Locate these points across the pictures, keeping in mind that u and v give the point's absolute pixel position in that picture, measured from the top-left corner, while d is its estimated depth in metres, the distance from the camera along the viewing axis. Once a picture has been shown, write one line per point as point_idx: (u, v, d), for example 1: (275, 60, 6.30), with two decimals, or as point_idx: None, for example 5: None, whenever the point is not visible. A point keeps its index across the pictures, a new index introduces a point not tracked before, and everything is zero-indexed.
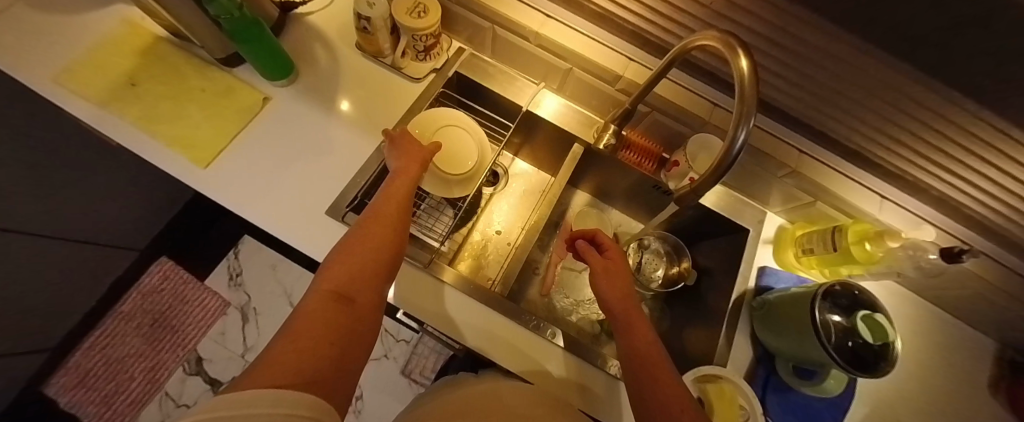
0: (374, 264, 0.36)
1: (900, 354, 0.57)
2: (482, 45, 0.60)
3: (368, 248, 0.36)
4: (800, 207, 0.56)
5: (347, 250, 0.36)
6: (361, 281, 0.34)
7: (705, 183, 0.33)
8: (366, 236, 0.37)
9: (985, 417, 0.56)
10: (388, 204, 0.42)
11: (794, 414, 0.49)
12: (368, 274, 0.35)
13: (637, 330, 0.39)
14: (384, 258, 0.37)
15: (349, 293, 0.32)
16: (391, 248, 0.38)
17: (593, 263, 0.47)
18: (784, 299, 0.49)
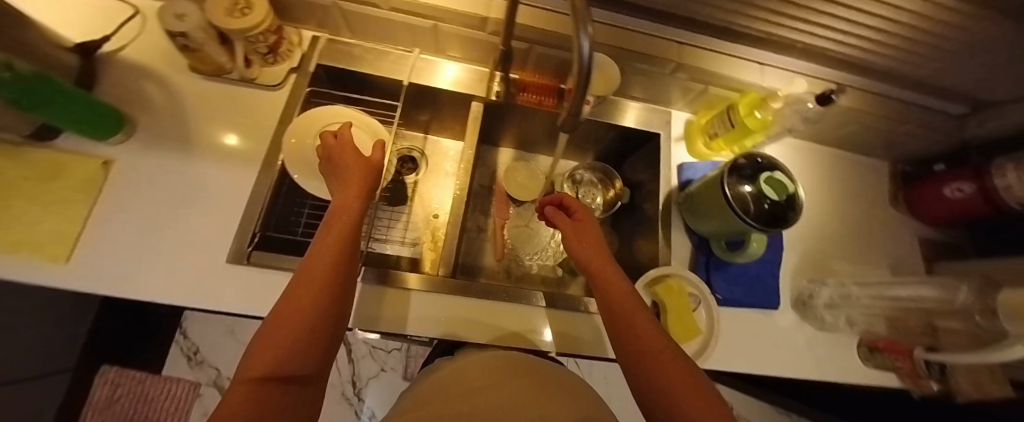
0: (324, 319, 0.26)
1: (821, 199, 0.62)
2: (336, 27, 0.54)
3: (317, 296, 0.26)
4: (697, 97, 0.57)
5: (289, 302, 0.26)
6: (308, 347, 0.24)
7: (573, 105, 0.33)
8: (311, 279, 0.27)
9: (894, 225, 0.63)
10: (332, 234, 0.31)
11: (738, 284, 0.53)
12: (316, 336, 0.25)
13: (613, 277, 0.36)
14: (334, 310, 0.27)
15: (285, 372, 0.22)
16: (343, 291, 0.28)
17: (563, 228, 0.43)
18: (702, 186, 0.51)
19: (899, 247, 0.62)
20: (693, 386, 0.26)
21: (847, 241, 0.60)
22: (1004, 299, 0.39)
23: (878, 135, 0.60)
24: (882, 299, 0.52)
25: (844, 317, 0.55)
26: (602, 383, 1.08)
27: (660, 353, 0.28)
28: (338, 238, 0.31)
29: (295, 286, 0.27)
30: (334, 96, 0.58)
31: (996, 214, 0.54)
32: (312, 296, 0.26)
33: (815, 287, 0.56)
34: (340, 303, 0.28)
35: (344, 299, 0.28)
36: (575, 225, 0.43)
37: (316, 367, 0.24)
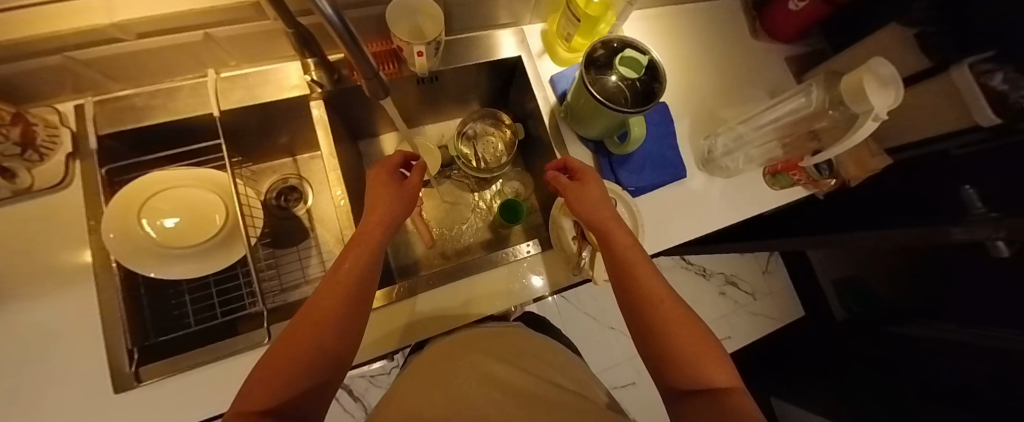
0: (317, 363, 0.31)
1: (691, 58, 0.63)
2: (94, 85, 0.43)
3: (317, 344, 0.31)
4: (539, 3, 0.53)
5: (290, 344, 0.30)
6: (295, 386, 0.29)
7: (357, 60, 0.29)
8: (314, 323, 0.31)
9: (761, 55, 0.66)
10: (344, 274, 0.34)
11: (643, 168, 0.54)
12: (307, 376, 0.30)
13: (619, 232, 0.40)
14: (330, 351, 0.32)
15: (278, 410, 0.28)
16: (342, 337, 0.32)
17: (565, 187, 0.44)
18: (574, 92, 0.49)
19: (771, 73, 0.65)
20: (697, 339, 0.34)
21: (726, 87, 0.63)
22: (846, 82, 0.41)
23: None
24: (766, 125, 0.55)
25: (741, 157, 0.57)
26: (592, 301, 1.15)
27: (670, 312, 0.36)
28: (346, 286, 0.34)
29: (299, 329, 0.31)
30: (151, 162, 0.49)
31: (830, 9, 0.58)
32: (308, 344, 0.30)
33: (712, 140, 0.58)
34: (337, 348, 0.32)
35: (343, 342, 0.33)
36: (575, 185, 0.44)
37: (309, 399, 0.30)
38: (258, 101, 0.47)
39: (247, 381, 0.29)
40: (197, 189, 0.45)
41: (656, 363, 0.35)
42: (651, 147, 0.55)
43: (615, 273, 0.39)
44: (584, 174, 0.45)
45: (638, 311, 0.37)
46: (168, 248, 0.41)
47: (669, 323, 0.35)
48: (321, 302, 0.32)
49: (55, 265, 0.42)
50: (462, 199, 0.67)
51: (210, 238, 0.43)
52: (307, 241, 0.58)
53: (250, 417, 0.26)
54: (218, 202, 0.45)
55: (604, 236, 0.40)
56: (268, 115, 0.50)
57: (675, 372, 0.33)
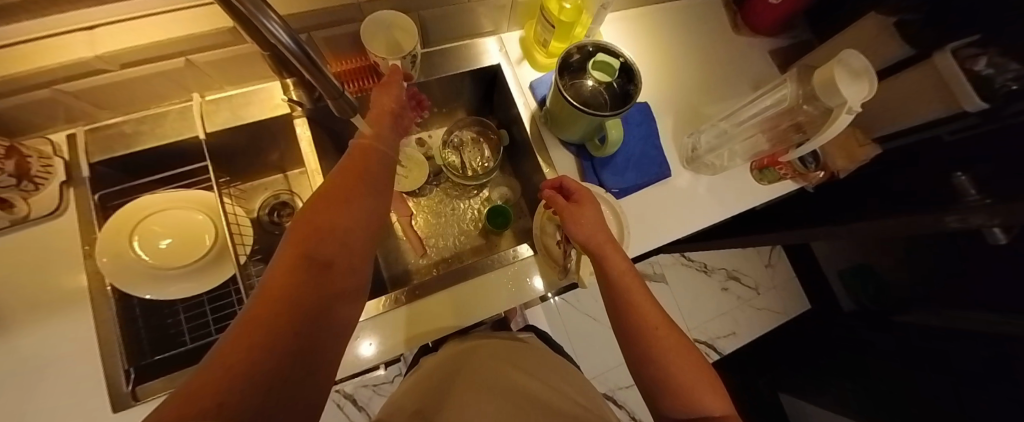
0: (355, 220, 0.30)
1: (674, 55, 0.63)
2: (85, 114, 0.45)
3: (353, 201, 0.31)
4: (512, 11, 0.54)
5: (326, 198, 0.30)
6: (338, 239, 0.28)
7: (321, 75, 0.30)
8: (346, 182, 0.32)
9: (745, 49, 0.66)
10: (363, 159, 0.35)
11: (625, 169, 0.54)
12: (349, 233, 0.29)
13: (615, 257, 0.38)
14: (367, 211, 0.32)
15: (326, 257, 0.26)
16: (373, 199, 0.33)
17: (559, 208, 0.43)
18: (553, 97, 0.50)
19: (757, 68, 0.65)
20: (696, 370, 0.31)
21: (709, 83, 0.63)
22: (817, 76, 0.41)
23: None
24: (749, 120, 0.54)
25: (726, 153, 0.57)
26: (592, 302, 1.14)
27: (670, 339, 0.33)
28: (366, 158, 0.35)
29: (332, 189, 0.31)
30: (143, 186, 0.50)
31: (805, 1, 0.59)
32: (344, 198, 0.30)
33: (695, 138, 0.58)
34: (371, 210, 0.32)
35: (375, 207, 0.33)
36: (572, 207, 0.42)
37: (354, 260, 0.29)
38: (243, 121, 0.49)
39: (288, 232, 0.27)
40: (188, 212, 0.46)
41: (653, 384, 0.32)
42: (632, 147, 0.56)
43: (610, 297, 0.37)
44: (583, 197, 0.44)
45: (634, 340, 0.34)
46: (159, 271, 0.42)
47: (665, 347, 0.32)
48: (347, 169, 0.33)
49: (57, 287, 0.43)
50: (452, 207, 0.67)
51: (200, 258, 0.44)
52: None
53: (298, 260, 0.24)
54: (208, 225, 0.46)
55: (598, 258, 0.38)
56: (255, 134, 0.52)
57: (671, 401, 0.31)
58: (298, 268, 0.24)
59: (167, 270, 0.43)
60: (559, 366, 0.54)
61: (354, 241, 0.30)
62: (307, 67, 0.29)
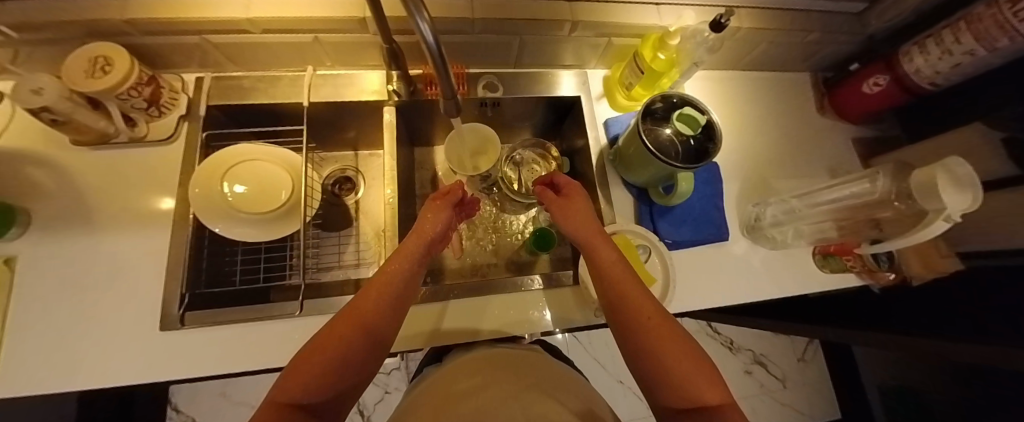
0: (353, 361, 0.30)
1: (752, 122, 0.63)
2: (217, 64, 0.51)
3: (356, 335, 0.31)
4: (605, 51, 0.57)
5: (328, 335, 0.30)
6: (326, 385, 0.28)
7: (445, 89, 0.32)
8: (352, 317, 0.32)
9: (827, 132, 0.65)
10: (389, 276, 0.36)
11: (682, 223, 0.54)
12: (339, 377, 0.29)
13: (604, 244, 0.39)
14: (368, 347, 0.32)
15: (305, 406, 0.27)
16: (379, 331, 0.33)
17: (548, 204, 0.44)
18: (627, 138, 0.51)
19: (837, 153, 0.63)
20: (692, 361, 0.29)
21: (785, 157, 0.62)
22: (916, 176, 0.39)
23: (794, 47, 0.59)
24: (822, 205, 0.52)
25: (790, 231, 0.55)
26: (604, 348, 1.09)
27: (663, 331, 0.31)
28: (386, 284, 0.35)
29: (336, 323, 0.31)
30: (241, 134, 0.55)
31: (909, 98, 0.58)
32: (348, 336, 0.30)
33: (761, 208, 0.56)
34: (371, 346, 0.32)
35: (377, 340, 0.33)
36: (561, 202, 0.43)
37: (331, 400, 0.29)
38: (343, 98, 0.53)
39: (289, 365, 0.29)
40: (272, 166, 0.50)
41: (644, 374, 0.31)
42: (694, 202, 0.55)
43: (603, 293, 0.37)
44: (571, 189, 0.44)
45: (623, 333, 0.34)
46: (237, 212, 0.46)
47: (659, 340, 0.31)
48: (362, 297, 0.34)
49: (149, 205, 0.48)
50: (497, 219, 0.68)
51: (273, 210, 0.47)
52: (350, 229, 0.62)
53: (278, 407, 0.26)
54: (287, 181, 0.50)
55: (588, 252, 0.39)
56: (346, 111, 0.56)
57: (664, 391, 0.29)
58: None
59: (241, 212, 0.46)
60: (585, 387, 0.47)
61: (343, 379, 0.30)
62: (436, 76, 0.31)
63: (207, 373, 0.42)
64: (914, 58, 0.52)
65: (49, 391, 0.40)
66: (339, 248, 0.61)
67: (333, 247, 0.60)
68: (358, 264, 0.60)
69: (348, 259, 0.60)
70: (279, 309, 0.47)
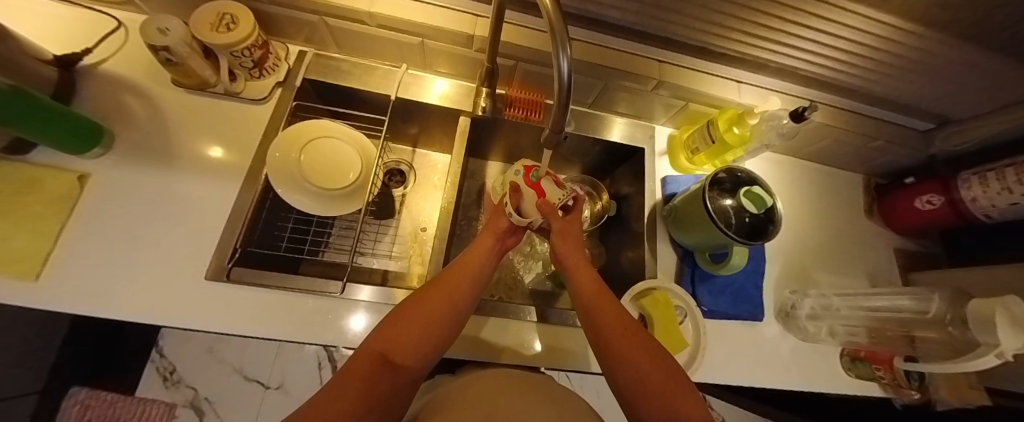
0: (439, 323, 0.34)
1: (801, 209, 0.65)
2: (324, 43, 0.55)
3: (442, 299, 0.35)
4: (679, 112, 0.60)
5: (421, 299, 0.35)
6: (415, 345, 0.32)
7: (555, 121, 0.34)
8: (443, 287, 0.36)
9: (867, 235, 0.66)
10: (473, 259, 0.40)
11: (722, 294, 0.54)
12: (428, 339, 0.33)
13: (586, 277, 0.42)
14: (453, 313, 0.35)
15: (396, 357, 0.31)
16: (463, 301, 0.37)
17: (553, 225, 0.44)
18: (685, 200, 0.53)
19: (876, 257, 0.65)
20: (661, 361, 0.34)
21: (827, 250, 0.63)
22: (975, 308, 0.38)
23: (853, 149, 0.63)
24: (862, 310, 0.52)
25: (826, 327, 0.55)
26: (594, 397, 1.05)
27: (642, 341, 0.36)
28: (475, 260, 0.40)
29: (428, 290, 0.36)
30: (325, 110, 0.59)
31: (962, 224, 0.58)
32: (436, 303, 0.35)
33: (798, 297, 0.57)
34: (456, 312, 0.36)
35: (462, 309, 0.36)
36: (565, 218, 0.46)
37: (421, 360, 0.33)
38: (428, 99, 0.57)
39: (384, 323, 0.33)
40: (347, 146, 0.52)
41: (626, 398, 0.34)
42: (734, 275, 0.55)
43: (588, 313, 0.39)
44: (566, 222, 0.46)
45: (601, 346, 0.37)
46: (305, 182, 0.48)
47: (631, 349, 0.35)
48: (452, 272, 0.38)
49: (226, 155, 0.50)
50: (533, 245, 0.69)
51: (341, 188, 0.49)
52: (391, 220, 0.63)
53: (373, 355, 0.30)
54: (357, 164, 0.52)
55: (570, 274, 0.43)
56: (426, 112, 0.60)
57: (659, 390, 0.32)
58: (372, 369, 0.29)
59: (310, 184, 0.48)
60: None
61: (428, 344, 0.33)
62: (553, 110, 0.33)
63: (239, 332, 0.43)
64: (972, 186, 0.53)
65: (83, 314, 0.39)
66: (374, 236, 0.61)
67: (376, 233, 0.62)
68: (389, 257, 0.60)
69: (387, 249, 0.61)
70: (321, 283, 0.47)
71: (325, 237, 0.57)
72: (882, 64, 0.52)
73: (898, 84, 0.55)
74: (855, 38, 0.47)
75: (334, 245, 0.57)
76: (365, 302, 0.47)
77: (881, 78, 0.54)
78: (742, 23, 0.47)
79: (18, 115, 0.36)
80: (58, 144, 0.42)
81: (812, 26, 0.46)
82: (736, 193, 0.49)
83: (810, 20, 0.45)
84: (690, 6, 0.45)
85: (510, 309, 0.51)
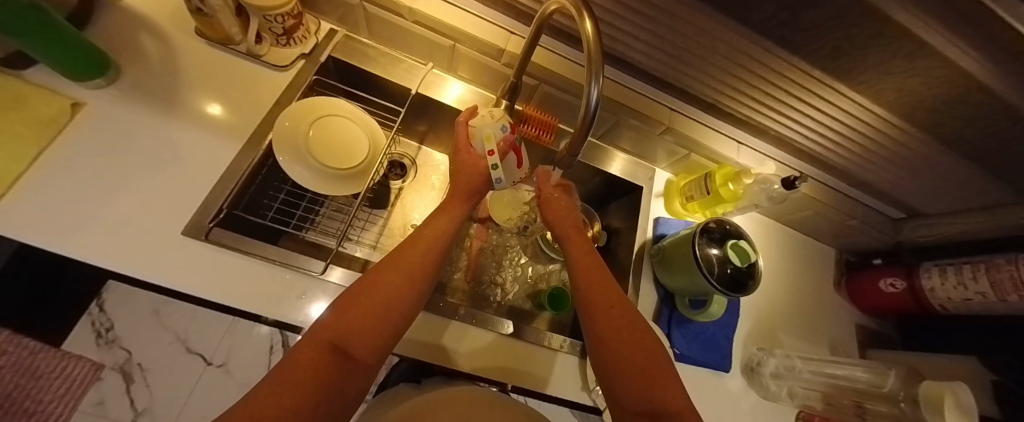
0: (391, 310, 0.33)
1: (776, 271, 0.68)
2: (356, 26, 0.57)
3: (399, 282, 0.35)
4: (680, 160, 0.63)
5: (374, 277, 0.34)
6: (367, 331, 0.31)
7: (575, 144, 0.36)
8: (397, 270, 0.35)
9: (834, 306, 0.70)
10: (431, 236, 0.41)
11: (694, 341, 0.55)
12: (383, 327, 0.32)
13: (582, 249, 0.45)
14: (409, 298, 0.35)
15: (349, 346, 0.30)
16: (421, 282, 0.37)
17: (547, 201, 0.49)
18: (675, 242, 0.55)
19: (838, 330, 0.68)
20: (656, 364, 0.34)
21: (795, 316, 0.66)
22: (925, 388, 0.40)
23: (830, 223, 0.67)
24: (822, 375, 0.55)
25: (786, 388, 0.58)
26: None
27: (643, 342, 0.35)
28: (433, 236, 0.41)
29: (384, 267, 0.35)
30: (342, 91, 0.59)
31: (917, 310, 0.63)
32: (392, 282, 0.34)
33: (765, 355, 0.59)
34: (412, 293, 0.35)
35: (418, 288, 0.36)
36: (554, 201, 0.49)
37: (375, 348, 0.32)
38: (446, 100, 0.58)
39: (334, 305, 0.32)
40: (358, 129, 0.52)
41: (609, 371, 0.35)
42: (707, 324, 0.57)
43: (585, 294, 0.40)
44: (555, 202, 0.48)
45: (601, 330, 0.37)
46: (308, 155, 0.47)
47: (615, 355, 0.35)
48: (409, 247, 0.38)
49: (233, 115, 0.50)
50: (517, 261, 0.69)
51: (343, 169, 0.49)
52: (382, 212, 0.62)
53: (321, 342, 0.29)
54: (365, 148, 0.52)
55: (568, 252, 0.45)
56: (441, 113, 0.61)
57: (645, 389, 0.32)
58: (322, 358, 0.28)
59: (315, 159, 0.47)
60: None
61: (383, 331, 0.33)
62: (577, 132, 0.34)
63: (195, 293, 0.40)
64: (932, 277, 0.58)
65: (30, 245, 0.36)
66: (361, 224, 0.60)
67: (364, 221, 0.61)
68: (373, 248, 0.59)
69: (372, 239, 0.60)
70: (299, 261, 0.46)
71: (313, 215, 0.56)
72: (868, 149, 0.59)
73: (871, 165, 0.62)
74: (837, 117, 0.54)
75: (318, 226, 0.56)
76: (336, 285, 0.46)
77: (858, 155, 0.60)
78: (747, 85, 0.52)
79: (30, 28, 0.34)
80: (60, 66, 0.40)
81: (809, 101, 0.52)
82: (723, 245, 0.51)
83: (808, 95, 0.51)
84: (707, 63, 0.49)
85: (488, 320, 0.50)
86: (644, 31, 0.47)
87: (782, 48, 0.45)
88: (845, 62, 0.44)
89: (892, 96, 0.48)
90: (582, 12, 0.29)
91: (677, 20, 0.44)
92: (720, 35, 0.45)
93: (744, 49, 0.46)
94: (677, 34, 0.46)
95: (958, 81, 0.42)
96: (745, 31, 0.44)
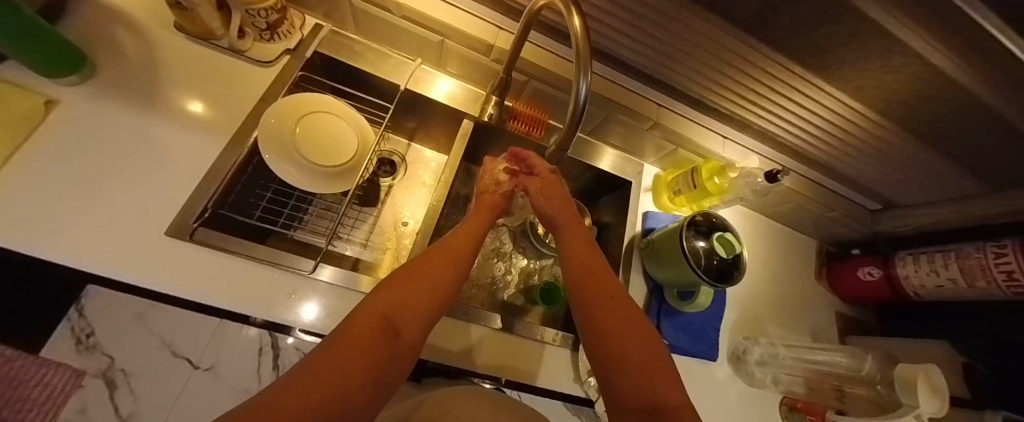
0: (438, 294, 0.33)
1: (761, 262, 0.70)
2: (343, 21, 0.56)
3: (445, 270, 0.35)
4: (668, 155, 0.64)
5: (423, 263, 0.34)
6: (416, 311, 0.30)
7: (565, 140, 0.36)
8: (444, 259, 0.36)
9: (816, 296, 0.72)
10: (471, 232, 0.42)
11: (681, 331, 0.56)
12: (430, 310, 0.32)
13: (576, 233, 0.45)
14: (454, 286, 0.35)
15: (400, 323, 0.29)
16: (464, 270, 0.37)
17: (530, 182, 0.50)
18: (663, 235, 0.56)
19: (819, 319, 0.70)
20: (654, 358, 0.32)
21: (779, 306, 0.68)
22: (901, 371, 0.42)
23: (812, 215, 0.70)
24: (804, 361, 0.57)
25: (771, 375, 0.60)
26: None
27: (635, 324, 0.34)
28: (473, 232, 0.42)
29: (431, 255, 0.36)
30: (329, 87, 0.59)
31: (894, 298, 0.65)
32: (441, 267, 0.35)
33: (750, 344, 0.61)
34: (457, 279, 0.36)
35: (462, 277, 0.36)
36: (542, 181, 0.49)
37: (422, 330, 0.30)
38: (435, 96, 0.57)
39: (382, 285, 0.31)
40: (346, 126, 0.52)
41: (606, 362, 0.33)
42: (693, 315, 0.58)
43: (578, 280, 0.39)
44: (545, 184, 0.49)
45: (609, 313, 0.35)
46: (295, 153, 0.46)
47: (637, 357, 0.32)
48: (454, 240, 0.39)
49: (216, 111, 0.49)
50: (507, 257, 0.69)
51: (332, 166, 0.48)
52: (371, 210, 0.62)
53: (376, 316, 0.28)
54: (354, 145, 0.51)
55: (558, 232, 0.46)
56: (431, 110, 0.60)
57: (642, 382, 0.30)
58: (374, 330, 0.27)
59: (302, 157, 0.46)
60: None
61: (430, 315, 0.32)
62: (566, 128, 0.35)
63: (191, 298, 0.40)
64: (907, 265, 0.61)
65: None
66: (351, 222, 0.60)
67: (353, 220, 0.60)
68: (364, 246, 0.58)
69: (361, 236, 0.59)
70: (286, 260, 0.45)
71: (301, 213, 0.56)
72: (847, 142, 0.61)
73: (850, 158, 0.64)
74: (817, 112, 0.55)
75: (306, 225, 0.55)
76: (327, 283, 0.46)
77: (838, 148, 0.62)
78: (731, 80, 0.53)
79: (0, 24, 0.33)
80: (32, 62, 0.38)
81: (789, 96, 0.54)
82: (709, 237, 0.52)
83: (789, 91, 0.52)
84: (694, 59, 0.50)
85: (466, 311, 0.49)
86: (632, 28, 0.47)
87: (766, 44, 0.46)
88: (825, 59, 0.46)
89: (869, 92, 0.50)
90: (570, 9, 0.29)
91: (665, 17, 0.45)
92: (707, 32, 0.46)
93: (730, 46, 0.47)
94: (665, 30, 0.47)
95: (931, 76, 0.44)
96: (731, 28, 0.45)
